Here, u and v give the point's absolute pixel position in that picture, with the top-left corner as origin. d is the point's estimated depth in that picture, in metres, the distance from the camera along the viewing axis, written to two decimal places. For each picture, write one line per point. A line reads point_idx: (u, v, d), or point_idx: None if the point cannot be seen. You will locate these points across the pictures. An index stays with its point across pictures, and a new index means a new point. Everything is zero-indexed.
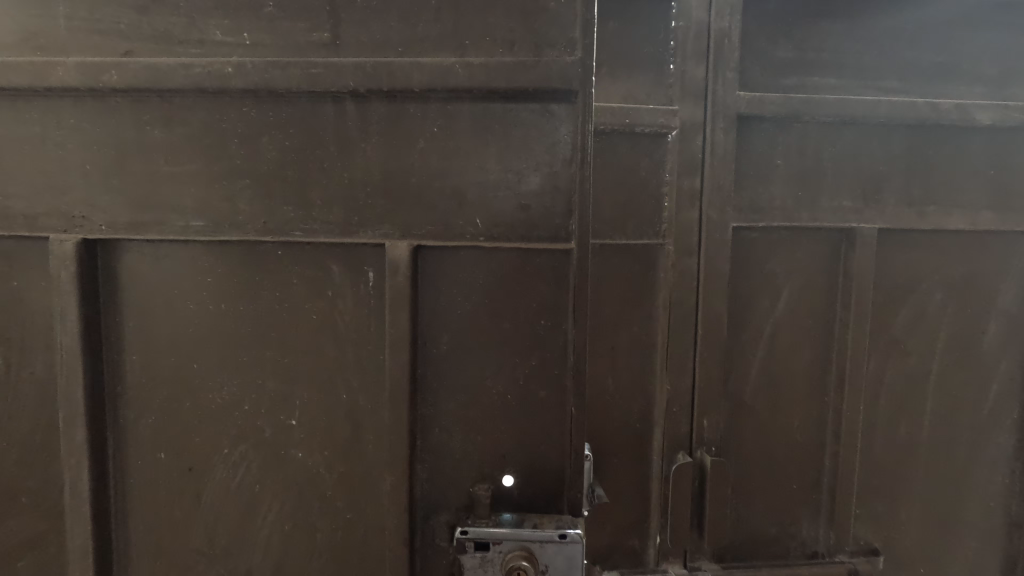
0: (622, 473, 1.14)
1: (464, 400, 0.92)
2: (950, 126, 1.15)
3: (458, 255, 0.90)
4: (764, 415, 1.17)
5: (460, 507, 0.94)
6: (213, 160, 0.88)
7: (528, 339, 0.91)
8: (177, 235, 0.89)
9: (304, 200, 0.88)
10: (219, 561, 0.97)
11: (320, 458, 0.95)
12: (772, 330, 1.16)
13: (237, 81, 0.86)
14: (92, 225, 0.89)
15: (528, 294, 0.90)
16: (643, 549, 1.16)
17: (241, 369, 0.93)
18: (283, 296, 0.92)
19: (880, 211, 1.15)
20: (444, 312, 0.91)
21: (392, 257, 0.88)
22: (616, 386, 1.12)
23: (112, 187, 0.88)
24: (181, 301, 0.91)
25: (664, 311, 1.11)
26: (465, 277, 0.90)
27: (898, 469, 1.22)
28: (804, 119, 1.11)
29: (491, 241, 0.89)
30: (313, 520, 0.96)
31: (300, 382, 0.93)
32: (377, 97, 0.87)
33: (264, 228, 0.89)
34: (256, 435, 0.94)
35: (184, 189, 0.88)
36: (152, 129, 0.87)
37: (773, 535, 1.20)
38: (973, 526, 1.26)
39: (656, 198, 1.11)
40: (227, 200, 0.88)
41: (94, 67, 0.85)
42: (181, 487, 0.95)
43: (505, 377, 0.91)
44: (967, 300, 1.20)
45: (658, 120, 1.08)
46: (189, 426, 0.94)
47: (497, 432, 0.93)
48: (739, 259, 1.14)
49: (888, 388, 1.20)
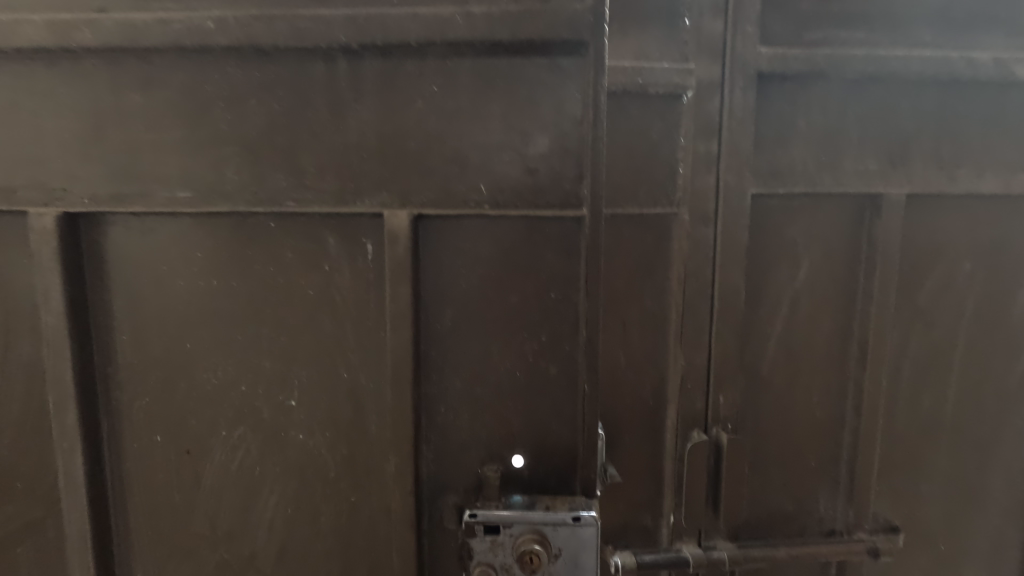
0: (633, 451, 1.10)
1: (470, 377, 0.88)
2: (985, 81, 1.08)
3: (462, 224, 0.85)
4: (782, 390, 1.13)
5: (468, 488, 0.90)
6: (197, 125, 0.82)
7: (537, 312, 0.86)
8: (163, 207, 0.84)
9: (296, 168, 0.83)
10: (221, 545, 0.94)
11: (321, 439, 0.91)
12: (791, 303, 1.11)
13: (220, 38, 0.80)
14: (73, 198, 0.84)
15: (536, 264, 0.85)
16: (655, 528, 1.13)
17: (236, 347, 0.89)
18: (278, 270, 0.87)
19: (908, 173, 1.09)
20: (448, 286, 0.86)
21: (391, 227, 0.83)
22: (628, 361, 1.08)
23: (93, 157, 0.83)
24: (171, 278, 0.87)
25: (677, 283, 1.06)
26: (470, 248, 0.85)
27: (920, 443, 1.18)
28: (829, 77, 1.04)
29: (495, 209, 0.83)
30: (316, 503, 0.93)
31: (298, 360, 0.89)
32: (371, 54, 0.81)
33: (254, 199, 0.84)
34: (254, 416, 0.91)
35: (168, 159, 0.83)
36: (131, 93, 0.82)
37: (790, 512, 1.17)
38: (997, 502, 1.22)
39: (670, 164, 1.04)
40: (213, 169, 0.83)
41: (66, 25, 0.80)
42: (179, 471, 0.92)
43: (513, 354, 0.87)
44: (998, 267, 1.14)
45: (672, 79, 1.01)
46: (185, 407, 0.91)
47: (505, 411, 0.89)
48: (757, 227, 1.08)
49: (912, 361, 1.16)
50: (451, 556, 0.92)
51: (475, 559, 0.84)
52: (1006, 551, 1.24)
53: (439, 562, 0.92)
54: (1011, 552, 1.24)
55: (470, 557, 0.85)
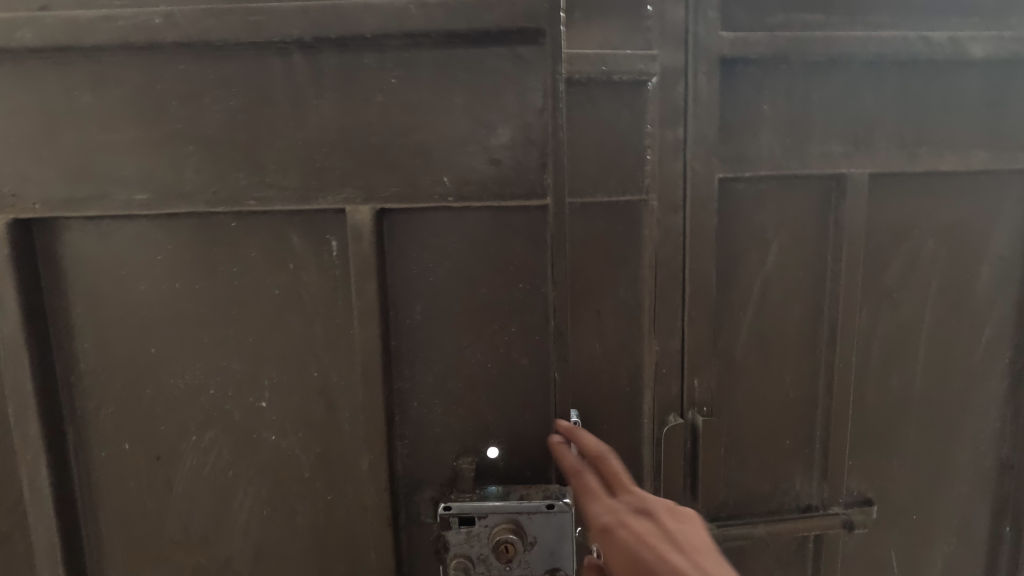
0: (612, 439, 1.10)
1: (442, 371, 0.88)
2: (943, 61, 1.10)
3: (426, 217, 0.84)
4: (756, 372, 1.15)
5: (443, 482, 0.91)
6: (151, 124, 0.80)
7: (506, 304, 0.86)
8: (120, 209, 0.82)
9: (256, 165, 0.82)
10: (196, 550, 0.93)
11: (295, 439, 0.91)
12: (762, 286, 1.12)
13: (170, 34, 0.78)
14: (25, 203, 0.82)
15: (502, 254, 0.85)
16: None
17: (202, 351, 0.88)
18: (242, 270, 0.86)
19: (870, 154, 1.11)
20: (415, 280, 0.86)
21: (354, 222, 0.83)
22: (603, 350, 1.08)
23: (42, 160, 0.81)
24: (132, 281, 0.86)
25: (649, 270, 1.06)
26: (436, 242, 0.85)
27: (891, 419, 1.21)
28: (791, 61, 1.05)
29: (460, 201, 0.83)
30: (292, 504, 0.93)
31: (267, 360, 0.88)
32: (328, 47, 0.79)
33: (215, 199, 0.82)
34: (224, 419, 0.90)
35: (122, 160, 0.81)
36: (80, 93, 0.80)
37: (767, 492, 1.19)
38: (964, 472, 1.26)
39: (638, 151, 1.04)
40: (170, 169, 0.82)
41: (6, 23, 0.77)
42: (150, 477, 0.91)
43: (483, 346, 0.87)
44: (960, 244, 1.17)
45: (637, 66, 1.01)
46: (153, 412, 0.89)
47: (478, 403, 0.89)
48: (727, 212, 1.09)
49: (880, 339, 1.18)
50: (429, 548, 0.92)
51: (452, 551, 0.84)
52: (974, 519, 1.29)
53: (418, 556, 0.93)
54: (979, 519, 1.29)
55: (446, 550, 0.84)
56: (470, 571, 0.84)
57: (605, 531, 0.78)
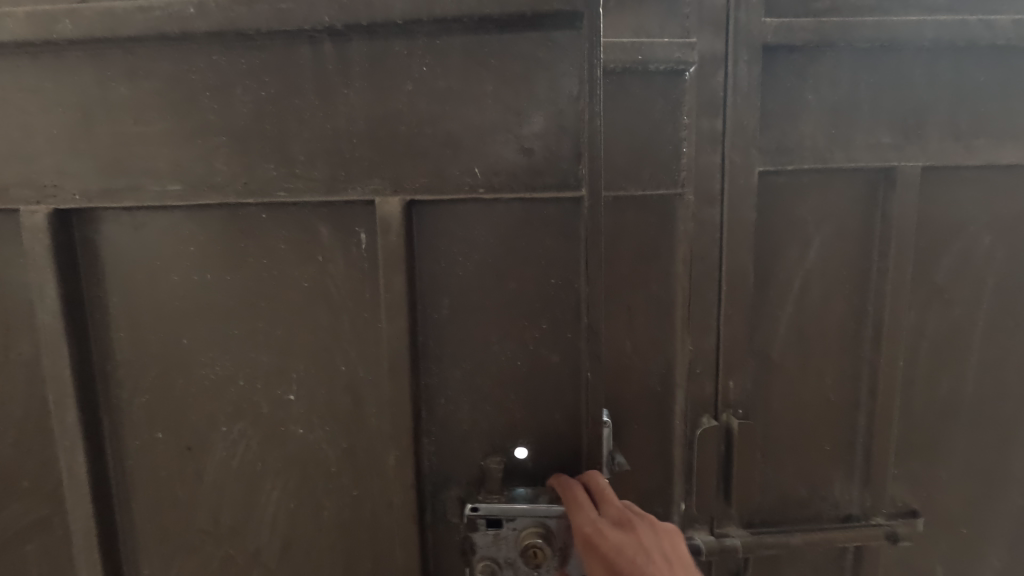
0: (642, 439, 1.07)
1: (470, 368, 0.87)
2: (1006, 46, 1.03)
3: (456, 208, 0.82)
4: (795, 373, 1.10)
5: (470, 481, 0.89)
6: (184, 116, 0.81)
7: (537, 300, 0.84)
8: (154, 200, 0.83)
9: (286, 157, 0.81)
10: (226, 540, 0.94)
11: (322, 433, 0.91)
12: (803, 283, 1.07)
13: (202, 24, 0.78)
14: (65, 195, 0.83)
15: (532, 245, 0.83)
16: (667, 516, 1.09)
17: (232, 342, 0.88)
18: (270, 262, 0.86)
19: (923, 146, 1.05)
20: (443, 274, 0.84)
21: (383, 212, 0.81)
22: (634, 347, 1.05)
23: (81, 152, 0.82)
24: (165, 273, 0.87)
25: (684, 265, 1.03)
26: (464, 234, 0.83)
27: (939, 425, 1.15)
28: (838, 47, 1.00)
29: (490, 191, 0.81)
30: (319, 497, 0.93)
31: (296, 353, 0.88)
32: (357, 34, 0.78)
33: (245, 190, 0.83)
34: (254, 411, 0.90)
35: (158, 152, 0.82)
36: (116, 85, 0.81)
37: (804, 498, 1.13)
38: (1019, 483, 1.19)
39: (674, 143, 1.00)
40: (203, 159, 0.82)
41: (46, 15, 0.78)
42: (182, 467, 0.92)
43: (513, 344, 0.86)
44: (1019, 241, 1.10)
45: (673, 54, 0.98)
46: (184, 403, 0.90)
47: (506, 403, 0.87)
48: (766, 205, 1.05)
49: (929, 341, 1.12)
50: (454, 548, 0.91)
51: (478, 554, 0.83)
52: None
53: (444, 554, 0.92)
54: None
55: (473, 552, 0.83)
56: (497, 574, 0.83)
57: (588, 542, 0.77)
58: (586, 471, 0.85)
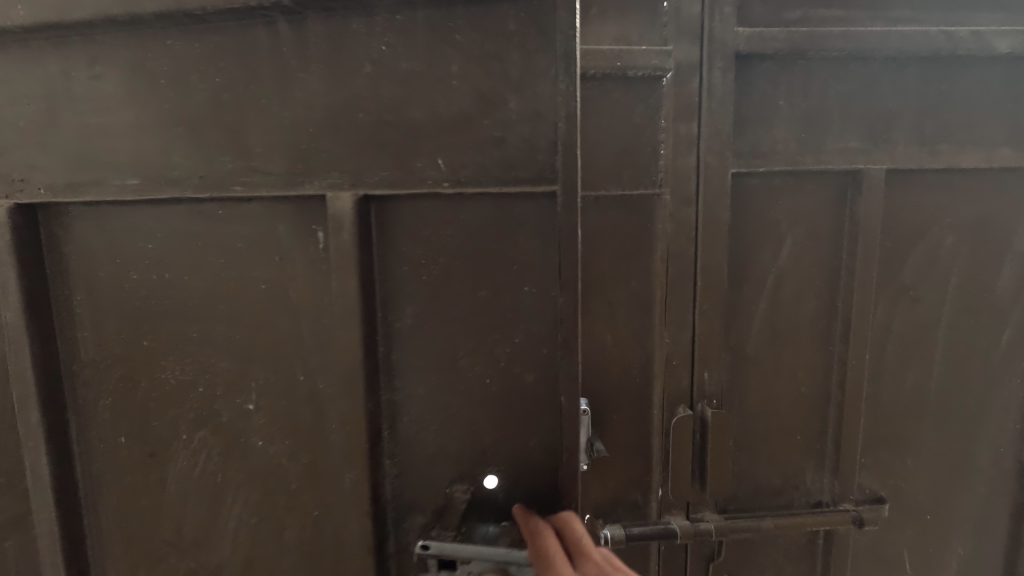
0: (621, 429, 1.12)
1: (433, 381, 0.93)
2: (967, 56, 1.08)
3: (420, 203, 0.90)
4: (768, 367, 1.15)
5: (433, 511, 0.95)
6: (139, 110, 0.88)
7: (503, 314, 0.91)
8: (114, 196, 0.91)
9: (243, 150, 0.88)
10: (189, 552, 1.03)
11: (283, 447, 0.98)
12: (775, 281, 1.13)
13: (149, 7, 0.84)
14: (31, 187, 0.92)
15: (497, 258, 0.90)
16: (645, 502, 1.15)
17: (191, 350, 0.96)
18: (229, 268, 0.94)
19: (889, 150, 1.10)
20: (405, 283, 0.91)
21: (335, 210, 0.88)
22: (615, 341, 1.10)
23: (45, 145, 0.91)
24: (129, 280, 0.95)
25: (661, 263, 1.08)
26: (428, 237, 0.90)
27: (906, 417, 1.21)
28: (808, 56, 1.06)
29: (454, 186, 0.87)
30: (280, 514, 1.00)
31: (256, 363, 0.96)
32: (315, 15, 0.84)
33: (202, 185, 0.90)
34: (214, 420, 0.98)
35: (116, 142, 0.89)
36: (76, 79, 0.89)
37: (778, 486, 1.19)
38: (983, 473, 1.25)
39: (652, 146, 1.06)
40: (158, 154, 0.89)
41: (5, 7, 0.86)
42: (144, 473, 1.01)
43: (482, 354, 0.92)
44: (982, 242, 1.16)
45: (651, 61, 1.03)
46: (146, 407, 0.99)
47: (476, 413, 0.93)
48: (740, 206, 1.10)
49: (896, 336, 1.18)
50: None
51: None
52: (993, 521, 1.27)
53: None
54: (999, 521, 1.27)
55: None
56: None
57: None
58: (562, 514, 0.89)
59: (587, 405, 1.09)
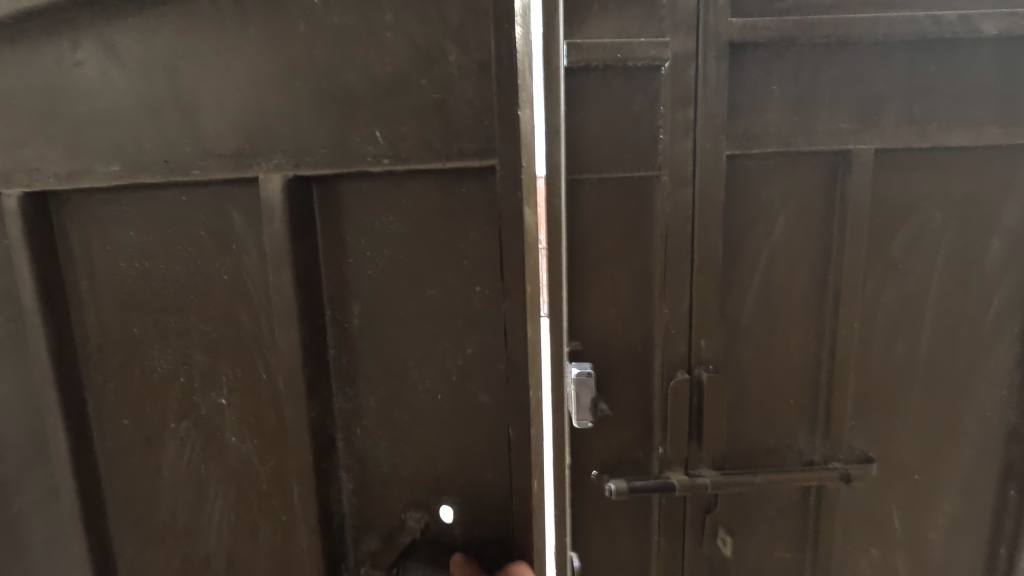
0: (624, 392, 1.23)
1: (377, 387, 1.11)
2: (955, 39, 1.14)
3: (362, 188, 1.05)
4: (760, 336, 1.24)
5: (383, 534, 1.15)
6: (118, 101, 1.06)
7: (440, 313, 1.07)
8: (103, 180, 1.10)
9: (195, 131, 1.05)
10: (182, 538, 1.25)
11: (251, 448, 1.17)
12: (768, 256, 1.21)
13: None
14: (43, 176, 1.12)
15: (435, 272, 1.06)
16: (647, 460, 1.26)
17: (171, 339, 1.16)
18: (195, 268, 1.12)
19: (878, 131, 1.17)
20: (349, 280, 1.08)
21: (267, 190, 1.02)
22: (618, 313, 1.20)
23: (51, 134, 1.10)
24: (121, 270, 1.15)
25: (659, 241, 1.17)
26: (368, 228, 1.06)
27: (893, 383, 1.29)
28: (799, 43, 1.12)
29: (393, 163, 1.01)
30: (254, 517, 1.20)
31: (224, 360, 1.14)
32: None
33: (167, 169, 1.07)
34: (195, 412, 1.18)
35: (104, 121, 1.07)
36: (66, 76, 1.08)
37: (771, 447, 1.28)
38: (971, 435, 1.32)
39: (651, 131, 1.14)
40: (136, 142, 1.07)
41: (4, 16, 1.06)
42: (143, 455, 1.23)
43: (427, 360, 1.09)
44: (970, 217, 1.22)
45: (649, 53, 1.11)
46: (141, 394, 1.20)
47: (423, 421, 1.11)
48: (734, 186, 1.18)
49: (885, 307, 1.25)
50: None
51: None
52: (981, 482, 1.34)
53: None
54: (986, 481, 1.34)
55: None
56: None
57: None
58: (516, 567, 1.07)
59: (582, 367, 1.18)
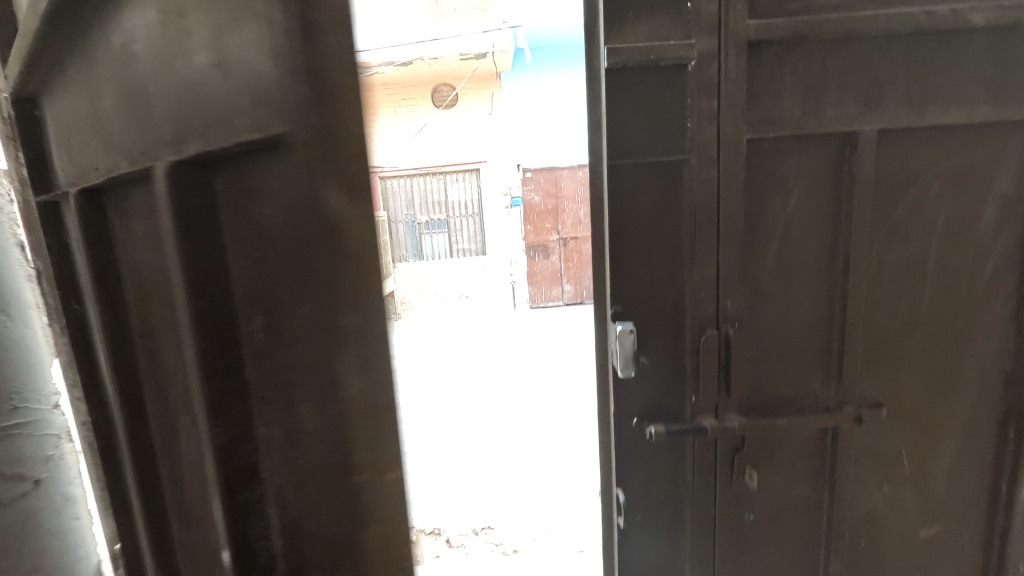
0: (660, 349, 1.41)
1: (284, 400, 0.97)
2: (948, 30, 1.30)
3: (249, 183, 0.90)
4: (778, 297, 1.42)
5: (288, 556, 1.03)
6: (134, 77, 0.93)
7: (319, 327, 0.94)
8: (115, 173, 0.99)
9: (199, 104, 0.87)
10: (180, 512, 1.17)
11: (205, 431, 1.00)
12: (784, 226, 1.38)
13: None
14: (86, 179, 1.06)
15: (304, 283, 0.93)
16: (681, 408, 1.44)
17: (165, 314, 1.04)
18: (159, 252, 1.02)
19: (881, 113, 1.33)
20: (241, 275, 0.93)
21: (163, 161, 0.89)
22: (653, 279, 1.39)
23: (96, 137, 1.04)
24: (139, 265, 1.06)
25: (689, 215, 1.35)
26: (257, 218, 0.91)
27: (899, 337, 1.45)
28: (808, 39, 1.29)
29: (247, 150, 0.87)
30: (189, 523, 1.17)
31: (171, 320, 1.03)
32: None
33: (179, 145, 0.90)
34: (185, 403, 1.06)
35: (119, 116, 0.97)
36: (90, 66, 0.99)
37: (790, 395, 1.46)
38: (971, 381, 1.48)
39: (679, 120, 1.32)
40: (152, 121, 0.92)
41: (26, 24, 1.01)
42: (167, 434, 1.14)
43: (319, 393, 0.97)
44: (966, 186, 1.38)
45: (678, 53, 1.29)
46: (172, 366, 1.07)
47: (337, 446, 0.99)
48: (753, 166, 1.36)
49: (890, 269, 1.42)
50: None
51: None
52: (982, 424, 1.50)
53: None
54: (985, 424, 1.51)
55: None
56: None
57: None
58: None
59: (625, 323, 1.38)
